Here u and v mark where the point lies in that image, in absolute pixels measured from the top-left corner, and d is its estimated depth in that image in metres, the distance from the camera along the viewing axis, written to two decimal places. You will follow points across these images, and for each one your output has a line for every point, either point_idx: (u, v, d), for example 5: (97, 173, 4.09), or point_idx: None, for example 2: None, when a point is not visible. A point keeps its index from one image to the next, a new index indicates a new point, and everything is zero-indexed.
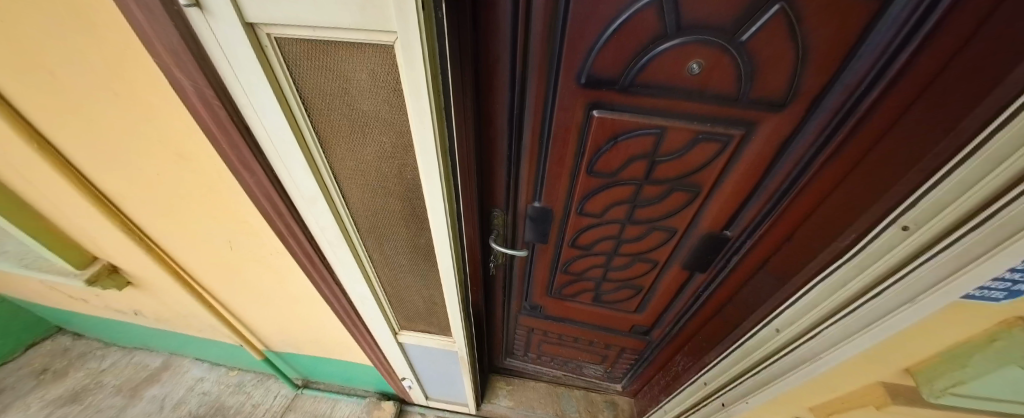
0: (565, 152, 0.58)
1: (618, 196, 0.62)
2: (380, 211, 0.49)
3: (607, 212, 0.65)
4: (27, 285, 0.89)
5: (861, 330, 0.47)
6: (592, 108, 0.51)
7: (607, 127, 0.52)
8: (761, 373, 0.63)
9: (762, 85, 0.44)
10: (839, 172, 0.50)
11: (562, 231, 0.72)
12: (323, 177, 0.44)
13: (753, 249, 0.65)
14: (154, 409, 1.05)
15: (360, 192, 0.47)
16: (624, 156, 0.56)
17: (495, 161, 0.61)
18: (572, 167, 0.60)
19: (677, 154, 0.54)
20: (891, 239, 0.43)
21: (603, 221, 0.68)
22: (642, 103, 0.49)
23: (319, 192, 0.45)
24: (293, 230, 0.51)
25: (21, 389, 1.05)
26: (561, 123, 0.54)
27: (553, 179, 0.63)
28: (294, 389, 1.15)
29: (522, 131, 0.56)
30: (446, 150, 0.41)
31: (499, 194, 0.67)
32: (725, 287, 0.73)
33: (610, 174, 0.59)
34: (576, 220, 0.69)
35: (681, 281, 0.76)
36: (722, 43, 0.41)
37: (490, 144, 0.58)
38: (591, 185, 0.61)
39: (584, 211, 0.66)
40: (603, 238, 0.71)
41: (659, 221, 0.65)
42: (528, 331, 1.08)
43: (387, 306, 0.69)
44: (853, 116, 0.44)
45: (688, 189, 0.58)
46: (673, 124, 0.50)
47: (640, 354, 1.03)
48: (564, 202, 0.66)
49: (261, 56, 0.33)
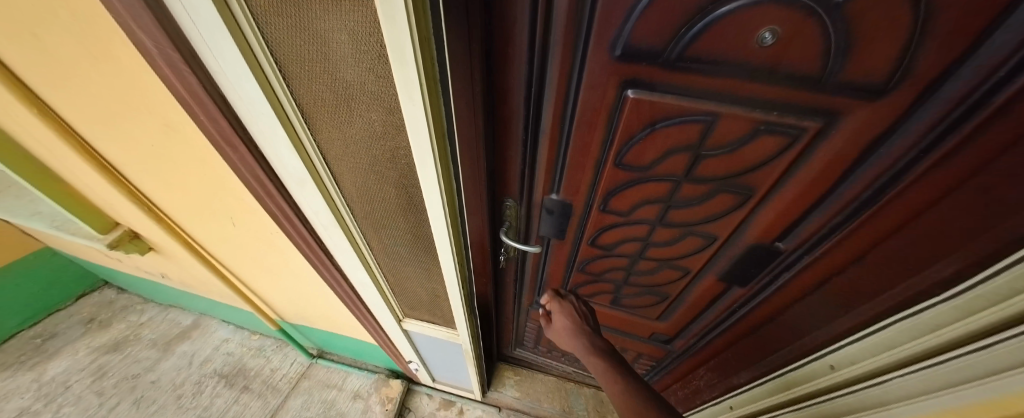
0: (591, 139, 0.50)
1: (650, 194, 0.53)
2: (375, 198, 0.44)
3: (634, 211, 0.57)
4: (69, 244, 0.96)
5: (949, 387, 0.38)
6: (628, 88, 0.42)
7: (645, 111, 0.43)
8: (805, 410, 0.55)
9: (858, 64, 0.33)
10: (944, 185, 0.39)
11: (581, 229, 0.65)
12: (311, 157, 0.39)
13: (810, 268, 0.54)
14: (184, 365, 1.13)
15: (352, 175, 0.42)
16: (662, 148, 0.47)
17: (508, 147, 0.54)
18: (597, 158, 0.52)
19: (728, 149, 0.44)
20: (1017, 281, 0.35)
21: (629, 221, 0.59)
22: (693, 83, 0.39)
23: (307, 173, 0.40)
24: (286, 212, 0.47)
25: (71, 336, 1.17)
26: (587, 105, 0.45)
27: (575, 170, 0.55)
28: (309, 358, 1.19)
29: (540, 113, 0.49)
30: (442, 132, 0.35)
31: (514, 184, 0.60)
32: (767, 306, 0.63)
33: (642, 170, 0.50)
34: (597, 217, 0.61)
35: (713, 293, 0.67)
36: (812, 5, 0.30)
37: (503, 125, 0.51)
38: (618, 180, 0.53)
39: (608, 208, 0.58)
40: (627, 239, 0.63)
41: (696, 226, 0.55)
42: (539, 326, 1.03)
43: (388, 294, 0.66)
44: (986, 111, 0.32)
45: (735, 192, 0.49)
46: (729, 112, 0.41)
47: (658, 361, 0.97)
48: (585, 197, 0.59)
49: (222, 8, 0.26)
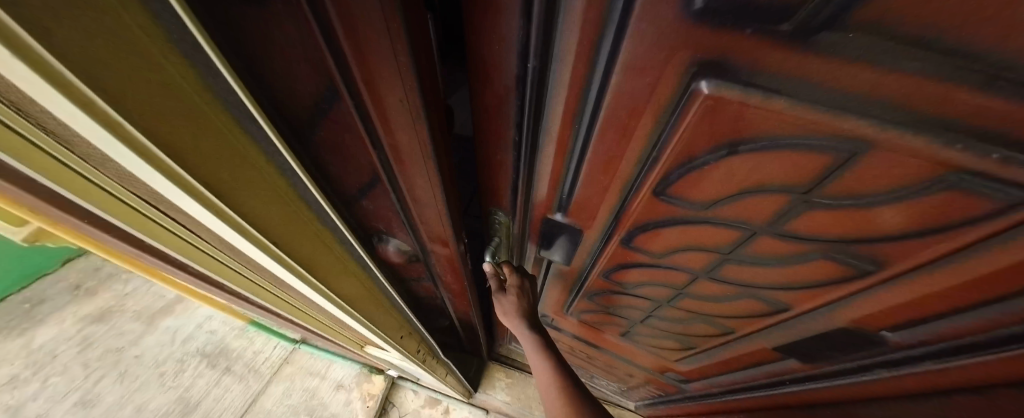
0: (617, 153, 0.32)
1: (703, 241, 0.39)
2: (224, 242, 0.32)
3: (672, 255, 0.44)
4: None
5: None
6: (705, 79, 0.21)
7: (725, 126, 0.24)
8: None
9: None
10: None
11: (593, 256, 0.53)
12: (101, 187, 0.23)
13: (924, 377, 0.36)
14: (167, 341, 1.11)
15: (187, 220, 0.27)
16: (735, 185, 0.29)
17: (493, 148, 0.38)
18: (626, 181, 0.35)
19: (863, 202, 0.25)
20: None
21: (660, 264, 0.47)
22: (837, 80, 0.17)
23: (99, 207, 0.24)
24: (93, 234, 0.31)
25: (59, 303, 1.18)
26: (618, 105, 0.26)
27: (588, 188, 0.39)
28: (292, 343, 1.14)
29: (538, 107, 0.30)
30: (254, 164, 0.24)
31: (504, 195, 0.47)
32: (832, 390, 0.47)
33: (698, 210, 0.34)
34: (617, 251, 0.49)
35: (762, 354, 0.54)
36: None
37: (489, 118, 0.34)
38: (659, 214, 0.38)
39: (634, 245, 0.46)
40: (656, 282, 0.52)
41: (762, 289, 0.42)
42: None
43: (282, 306, 0.58)
44: None
45: (841, 260, 0.32)
46: (898, 144, 0.19)
47: (668, 393, 0.87)
48: (602, 223, 0.44)
49: None
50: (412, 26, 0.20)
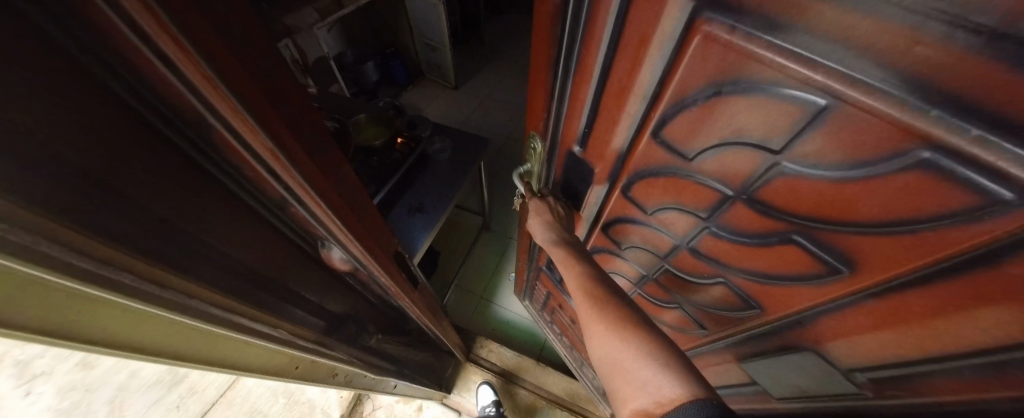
0: (628, 83, 0.34)
1: (688, 201, 0.39)
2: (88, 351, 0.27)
3: (659, 213, 0.45)
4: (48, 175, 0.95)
5: None
6: (706, 15, 0.22)
7: (712, 61, 0.25)
8: None
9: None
10: None
11: (598, 208, 0.56)
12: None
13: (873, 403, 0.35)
14: None
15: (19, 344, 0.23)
16: (715, 137, 0.30)
17: (540, 62, 0.46)
18: (629, 122, 0.37)
19: (831, 175, 0.24)
20: None
21: (652, 225, 0.49)
22: (812, 20, 0.18)
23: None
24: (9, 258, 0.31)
25: None
26: (634, 28, 0.29)
27: (603, 123, 0.41)
28: None
29: (580, 24, 0.34)
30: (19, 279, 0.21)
31: (539, 115, 0.53)
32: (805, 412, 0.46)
33: (684, 162, 0.35)
34: (618, 202, 0.50)
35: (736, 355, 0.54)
36: None
37: (550, 27, 0.39)
38: (653, 162, 0.39)
39: (632, 196, 0.47)
40: (644, 243, 0.55)
41: (732, 276, 0.43)
42: (547, 294, 1.03)
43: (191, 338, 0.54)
44: None
45: (810, 248, 0.31)
46: (858, 96, 0.18)
47: None
48: (608, 167, 0.46)
49: None
50: (221, 66, 0.21)
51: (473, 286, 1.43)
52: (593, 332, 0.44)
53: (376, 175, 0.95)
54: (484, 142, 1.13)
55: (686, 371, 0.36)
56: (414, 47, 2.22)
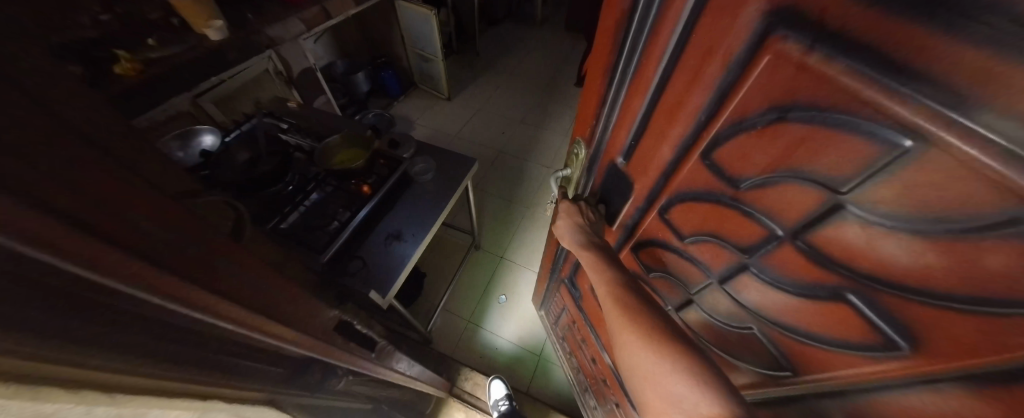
0: (686, 98, 0.31)
1: (729, 233, 0.35)
2: None
3: (694, 241, 0.41)
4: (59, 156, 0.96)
5: None
6: (777, 31, 0.20)
7: (783, 79, 0.21)
8: None
9: None
10: None
11: (628, 229, 0.53)
12: None
13: None
14: None
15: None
16: (773, 166, 0.26)
17: (596, 66, 0.43)
18: (680, 140, 0.34)
19: (903, 228, 0.20)
20: None
21: (682, 253, 0.44)
22: (905, 47, 0.16)
23: None
24: None
25: None
26: (702, 38, 0.27)
27: (650, 134, 0.38)
28: None
29: (642, 29, 0.32)
30: None
31: (587, 119, 0.50)
32: None
33: (732, 188, 0.31)
34: (654, 223, 0.47)
35: None
36: None
37: (612, 29, 0.37)
38: (698, 186, 0.35)
39: (671, 221, 0.43)
40: (673, 273, 0.49)
41: (767, 331, 0.36)
42: (563, 308, 0.99)
43: None
44: None
45: (867, 312, 0.25)
46: (954, 141, 0.15)
47: None
48: (650, 185, 0.42)
49: None
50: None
51: (459, 308, 1.35)
52: (625, 342, 0.39)
53: (353, 198, 0.89)
54: (471, 162, 1.07)
55: (725, 394, 0.30)
56: (408, 58, 2.19)
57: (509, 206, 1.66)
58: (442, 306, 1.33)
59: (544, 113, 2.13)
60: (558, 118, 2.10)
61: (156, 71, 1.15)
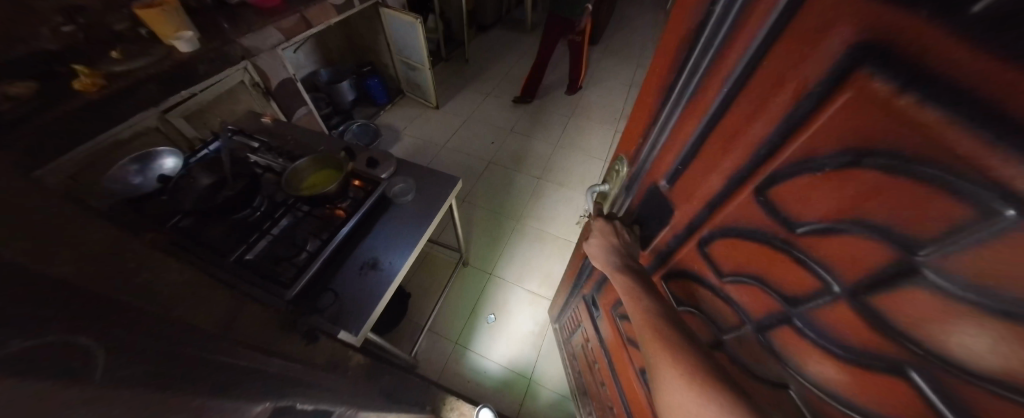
0: (744, 128, 0.30)
1: (775, 276, 0.32)
2: None
3: (734, 279, 0.38)
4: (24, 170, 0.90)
5: None
6: (864, 67, 0.19)
7: (865, 118, 0.20)
8: None
9: None
10: None
11: (661, 254, 0.51)
12: None
13: None
14: None
15: None
16: (836, 213, 0.25)
17: (650, 86, 0.44)
18: (735, 170, 0.33)
19: (988, 306, 0.18)
20: None
21: (716, 289, 0.42)
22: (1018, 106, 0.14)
23: None
24: None
25: None
26: (769, 69, 0.26)
27: (701, 159, 0.37)
28: None
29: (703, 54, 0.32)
30: None
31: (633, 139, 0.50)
32: None
33: (784, 228, 0.29)
34: (690, 253, 0.45)
35: None
36: None
37: (674, 53, 0.37)
38: (747, 222, 0.34)
39: (710, 255, 0.41)
40: (702, 309, 0.45)
41: (805, 395, 0.31)
42: (580, 325, 0.96)
43: None
44: None
45: (933, 397, 0.22)
46: None
47: None
48: (694, 212, 0.41)
49: None
50: None
51: (447, 328, 1.29)
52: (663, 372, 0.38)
53: (327, 223, 0.83)
54: (453, 180, 1.03)
55: None
56: (394, 66, 2.13)
57: (498, 217, 1.62)
58: (429, 327, 1.28)
59: (534, 121, 2.09)
60: (549, 127, 2.07)
61: (122, 85, 1.08)
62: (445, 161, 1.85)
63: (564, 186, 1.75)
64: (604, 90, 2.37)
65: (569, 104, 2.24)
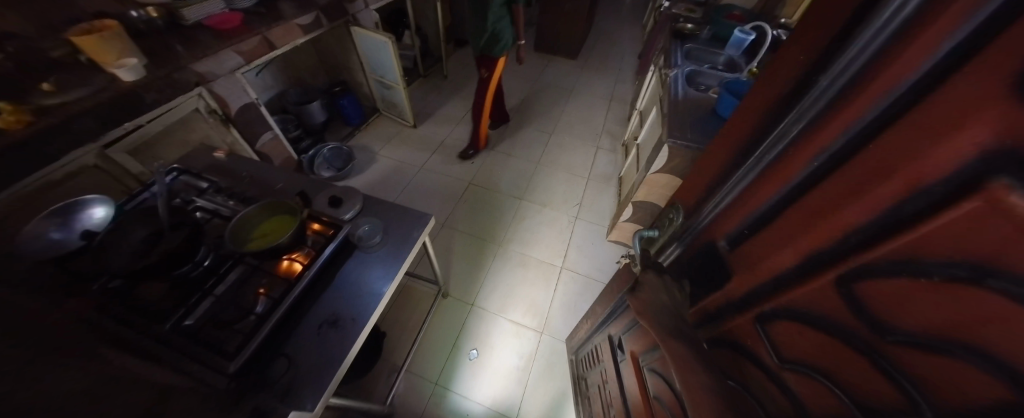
0: (837, 211, 0.30)
1: (845, 377, 0.29)
2: None
3: (794, 367, 0.34)
4: None
5: None
6: (999, 178, 0.18)
7: (999, 231, 0.19)
8: None
9: None
10: None
11: (708, 318, 0.47)
12: None
13: None
14: None
15: None
16: (952, 324, 0.23)
17: (729, 146, 0.47)
18: (815, 251, 0.32)
19: None
20: None
21: (767, 373, 0.37)
22: None
23: None
24: None
25: None
26: (885, 156, 0.26)
27: (778, 232, 0.37)
28: None
29: (804, 126, 0.34)
30: None
31: (707, 196, 0.51)
32: None
33: (869, 327, 0.27)
34: (744, 327, 0.41)
35: None
36: None
37: (773, 122, 0.39)
38: (819, 308, 0.31)
39: (767, 332, 0.37)
40: (751, 390, 0.39)
41: None
42: (598, 366, 0.88)
43: None
44: None
45: None
46: None
47: None
48: (755, 286, 0.39)
49: None
50: None
51: (425, 370, 1.20)
52: None
53: (280, 276, 0.75)
54: (424, 218, 0.96)
55: None
56: (368, 84, 2.06)
57: (481, 242, 1.55)
58: (406, 368, 1.19)
59: (514, 139, 2.05)
60: (529, 144, 2.03)
61: (53, 121, 0.96)
62: (423, 184, 1.78)
63: (547, 207, 1.71)
64: (584, 105, 2.36)
65: (550, 119, 2.22)
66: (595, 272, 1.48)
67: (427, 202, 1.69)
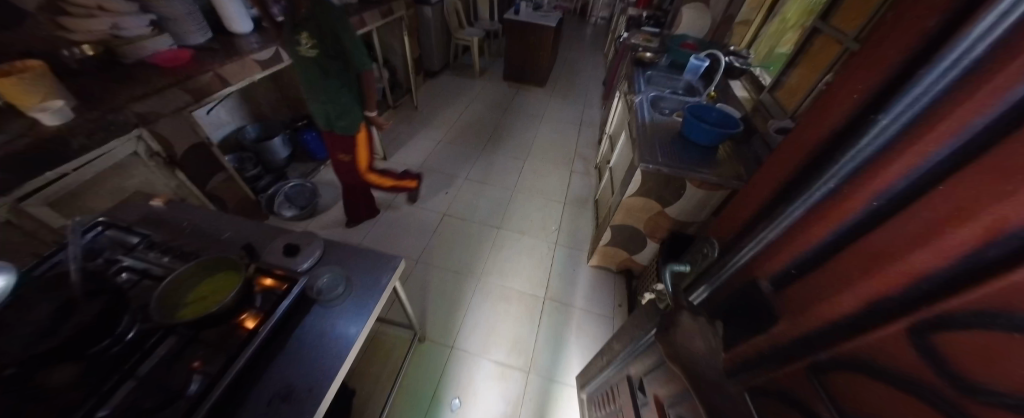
0: (905, 261, 0.34)
1: None
2: None
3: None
4: None
5: None
6: None
7: None
8: None
9: None
10: None
11: (756, 364, 0.47)
12: None
13: None
14: None
15: None
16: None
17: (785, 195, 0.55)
18: (883, 297, 0.35)
19: None
20: None
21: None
22: None
23: None
24: None
25: None
26: (958, 211, 0.30)
27: (841, 278, 0.40)
28: None
29: (869, 178, 0.41)
30: None
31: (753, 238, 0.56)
32: None
33: (951, 384, 0.28)
34: (799, 374, 0.40)
35: None
36: None
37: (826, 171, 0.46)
38: (889, 356, 0.32)
39: (827, 385, 0.37)
40: None
41: None
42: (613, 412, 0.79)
43: None
44: None
45: None
46: None
47: None
48: (815, 329, 0.41)
49: None
50: None
51: None
52: None
53: (224, 345, 0.66)
54: (392, 260, 0.89)
55: None
56: None
57: (460, 277, 1.48)
58: None
59: (488, 167, 2.03)
60: (504, 171, 2.02)
61: None
62: (396, 218, 1.70)
63: (525, 235, 1.67)
64: (554, 130, 2.42)
65: (523, 146, 2.24)
66: (581, 301, 1.43)
67: (400, 237, 1.61)
